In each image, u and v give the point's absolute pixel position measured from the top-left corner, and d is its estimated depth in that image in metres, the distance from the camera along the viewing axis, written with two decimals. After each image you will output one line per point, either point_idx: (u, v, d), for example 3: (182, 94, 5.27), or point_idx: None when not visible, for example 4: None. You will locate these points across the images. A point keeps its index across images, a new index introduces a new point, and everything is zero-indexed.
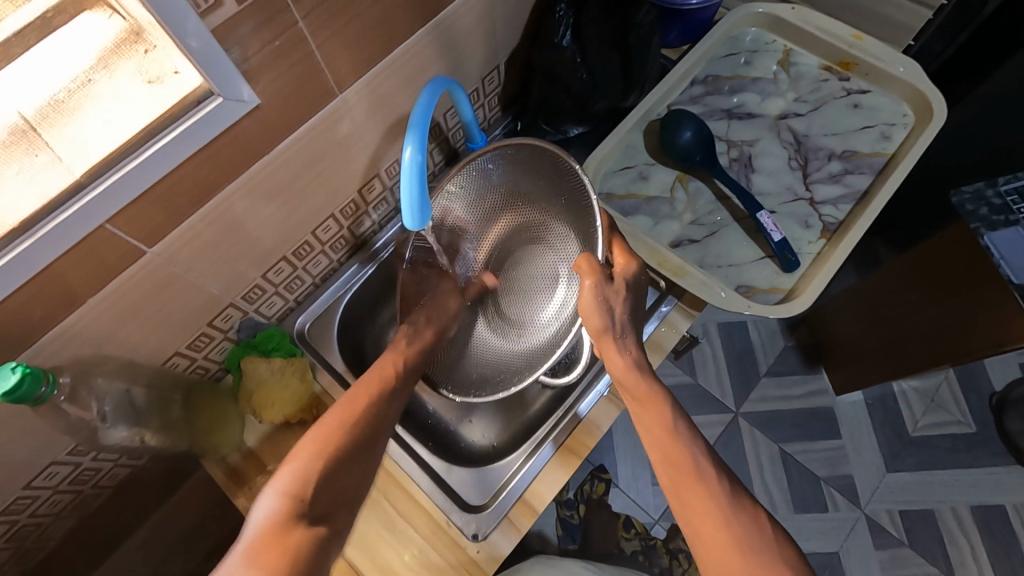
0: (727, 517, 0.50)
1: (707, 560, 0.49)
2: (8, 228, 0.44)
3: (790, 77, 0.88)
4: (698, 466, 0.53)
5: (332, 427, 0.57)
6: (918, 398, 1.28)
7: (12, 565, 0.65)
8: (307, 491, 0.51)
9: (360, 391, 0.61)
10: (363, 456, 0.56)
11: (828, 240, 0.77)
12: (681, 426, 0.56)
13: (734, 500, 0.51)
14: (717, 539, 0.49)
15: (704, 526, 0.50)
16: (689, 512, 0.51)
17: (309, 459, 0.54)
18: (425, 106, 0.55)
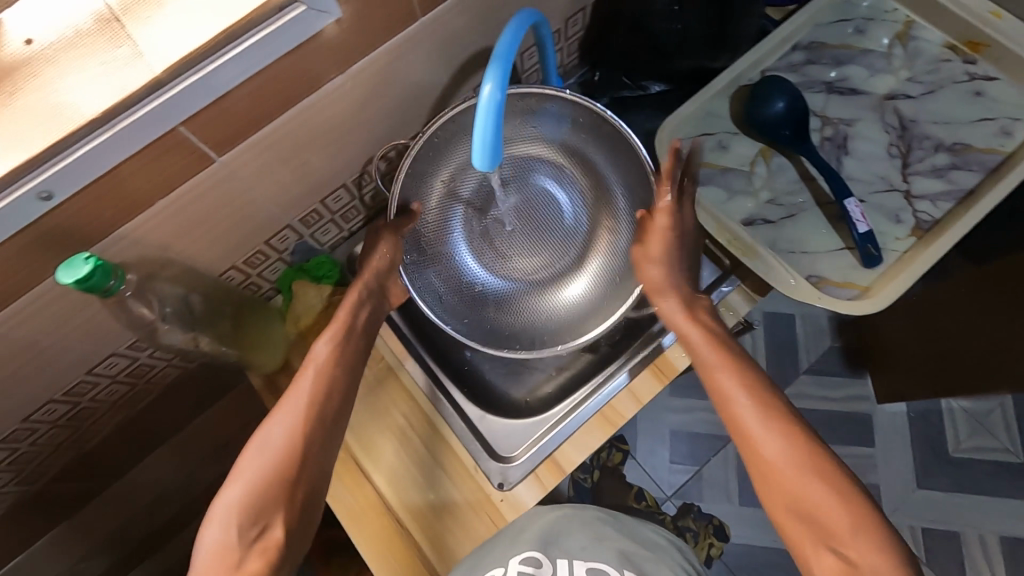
0: (797, 465, 0.47)
1: (778, 507, 0.48)
2: (88, 118, 0.43)
3: (907, 53, 0.79)
4: (765, 415, 0.50)
5: (267, 441, 0.50)
6: (966, 420, 1.21)
7: (70, 444, 0.70)
8: (252, 516, 0.47)
9: (299, 388, 0.53)
10: (311, 463, 0.50)
11: (918, 239, 0.71)
12: (747, 374, 0.52)
13: (806, 447, 0.48)
14: (793, 483, 0.47)
15: (773, 476, 0.48)
16: (758, 466, 0.49)
17: (250, 481, 0.48)
18: (509, 42, 0.51)
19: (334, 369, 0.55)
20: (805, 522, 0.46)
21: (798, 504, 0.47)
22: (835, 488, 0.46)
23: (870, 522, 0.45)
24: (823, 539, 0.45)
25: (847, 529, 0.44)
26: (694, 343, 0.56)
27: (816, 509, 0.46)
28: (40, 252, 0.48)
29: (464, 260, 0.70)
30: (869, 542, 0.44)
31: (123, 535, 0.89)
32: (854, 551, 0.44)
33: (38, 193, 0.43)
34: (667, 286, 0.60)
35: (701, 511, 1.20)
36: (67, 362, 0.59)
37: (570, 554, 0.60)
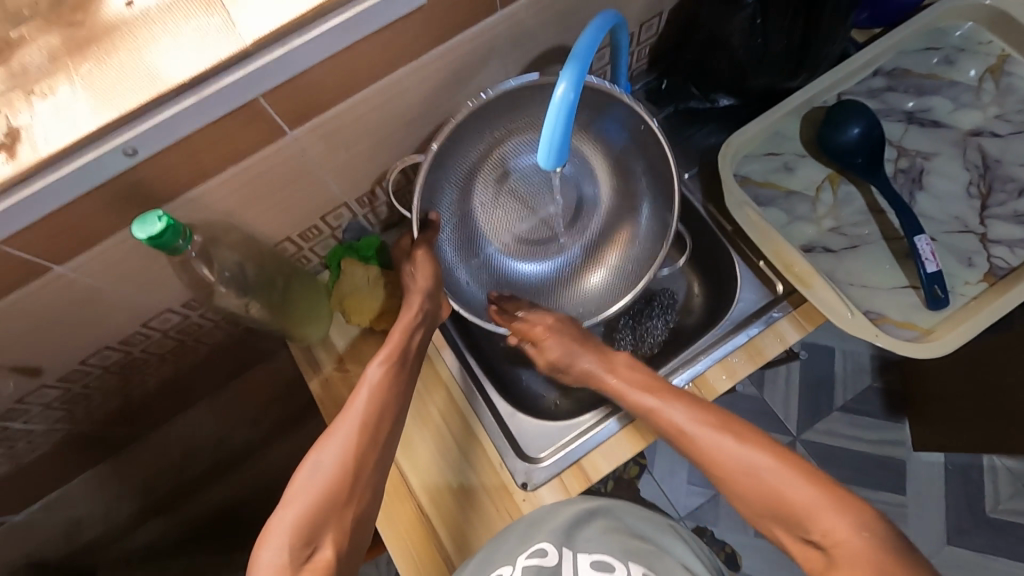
0: (746, 461, 0.48)
1: (763, 517, 0.47)
2: (177, 82, 0.44)
3: (998, 89, 0.74)
4: (700, 427, 0.52)
5: (320, 463, 0.49)
6: (1010, 480, 1.15)
7: (118, 389, 0.73)
8: (307, 534, 0.46)
9: (352, 411, 0.53)
10: (364, 484, 0.50)
11: (990, 286, 0.67)
12: (677, 398, 0.56)
13: (743, 441, 0.50)
14: (745, 481, 0.48)
15: (729, 480, 0.49)
16: (717, 479, 0.50)
17: (304, 503, 0.47)
18: (588, 43, 0.50)
19: (386, 393, 0.55)
20: (777, 519, 0.47)
21: (759, 502, 0.47)
22: (783, 470, 0.47)
23: (835, 497, 0.44)
24: (797, 530, 0.45)
25: (809, 511, 0.44)
26: (627, 392, 0.60)
27: (777, 501, 0.46)
28: (117, 205, 0.50)
29: (477, 230, 0.71)
30: (841, 518, 0.43)
31: (153, 483, 0.93)
32: (826, 536, 0.43)
33: (124, 149, 0.45)
34: (583, 366, 0.66)
35: (714, 537, 1.17)
36: (126, 312, 0.61)
37: (575, 546, 0.51)
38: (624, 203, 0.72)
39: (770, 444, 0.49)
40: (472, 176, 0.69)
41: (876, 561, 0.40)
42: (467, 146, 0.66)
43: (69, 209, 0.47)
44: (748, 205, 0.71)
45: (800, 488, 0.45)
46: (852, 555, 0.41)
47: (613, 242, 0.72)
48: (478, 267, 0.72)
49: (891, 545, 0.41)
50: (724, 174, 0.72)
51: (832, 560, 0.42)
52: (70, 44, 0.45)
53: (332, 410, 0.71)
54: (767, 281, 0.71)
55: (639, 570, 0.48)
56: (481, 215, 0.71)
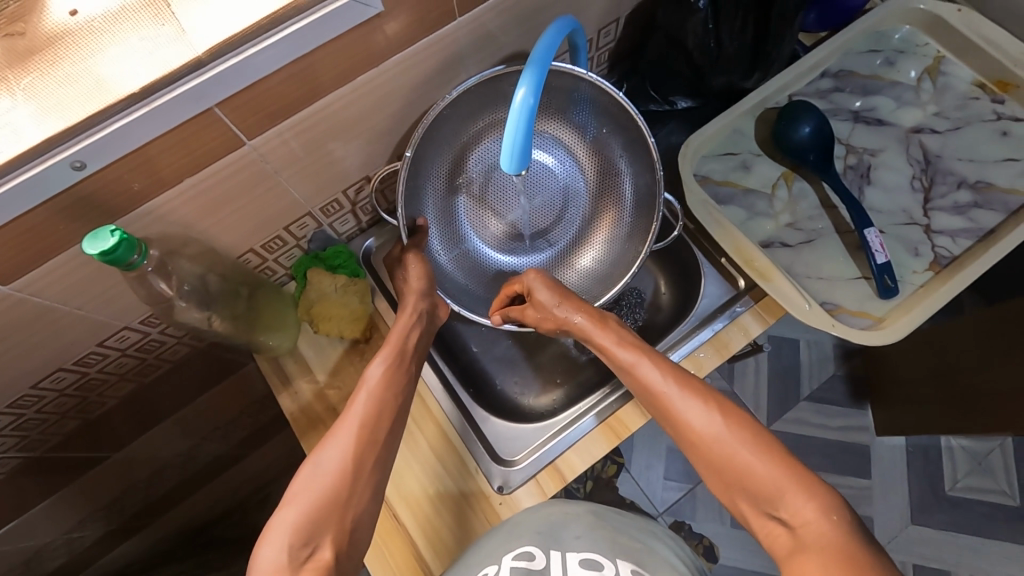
0: (726, 436, 0.49)
1: (729, 487, 0.48)
2: (126, 94, 0.44)
3: (936, 88, 0.79)
4: (684, 397, 0.53)
5: (322, 462, 0.48)
6: (965, 458, 1.21)
7: (75, 412, 0.70)
8: (307, 534, 0.44)
9: (352, 412, 0.52)
10: (365, 484, 0.49)
11: (935, 274, 0.70)
12: (663, 362, 0.56)
13: (725, 415, 0.50)
14: (716, 449, 0.49)
15: (704, 450, 0.50)
16: (692, 446, 0.51)
17: (307, 503, 0.46)
18: (547, 46, 0.51)
19: (386, 390, 0.55)
20: (745, 494, 0.48)
21: (731, 475, 0.48)
22: (760, 450, 0.48)
23: (806, 483, 0.45)
24: (764, 508, 0.46)
25: (780, 492, 0.45)
26: (612, 348, 0.60)
27: (750, 478, 0.47)
28: (67, 221, 0.48)
29: (465, 227, 0.73)
30: (809, 503, 0.44)
31: (117, 507, 0.89)
32: (792, 516, 0.44)
33: (71, 162, 0.44)
34: (570, 319, 0.63)
35: (692, 530, 1.20)
36: (81, 331, 0.59)
37: (563, 546, 0.53)
38: (606, 188, 0.73)
39: (751, 425, 0.50)
40: (452, 178, 0.71)
41: (839, 543, 0.41)
42: (439, 149, 0.68)
43: (14, 226, 0.45)
44: (709, 204, 0.73)
45: (771, 465, 0.47)
46: (818, 537, 0.42)
47: (597, 230, 0.74)
48: (468, 267, 0.74)
49: (853, 530, 0.42)
50: (684, 174, 0.74)
51: (796, 539, 0.43)
52: (10, 54, 0.42)
53: (303, 422, 0.70)
54: (729, 277, 0.73)
55: (627, 567, 0.50)
56: (467, 213, 0.73)
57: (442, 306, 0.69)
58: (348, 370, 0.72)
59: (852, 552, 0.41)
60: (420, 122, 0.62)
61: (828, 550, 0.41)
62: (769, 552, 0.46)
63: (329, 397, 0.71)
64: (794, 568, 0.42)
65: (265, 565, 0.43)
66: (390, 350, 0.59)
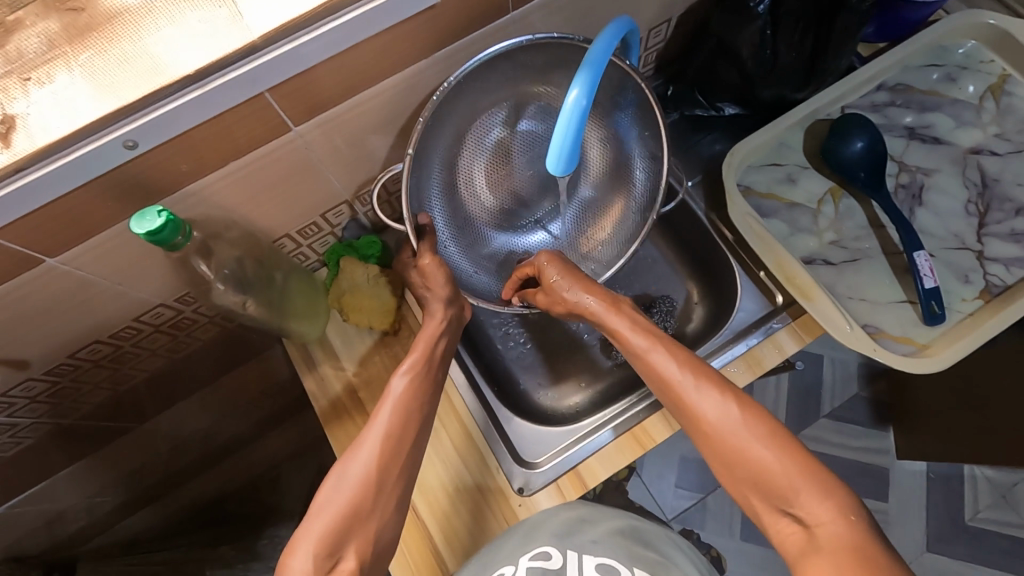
0: (740, 426, 0.46)
1: (738, 483, 0.46)
2: (183, 75, 0.43)
3: (998, 108, 0.75)
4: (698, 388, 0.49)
5: (345, 473, 0.47)
6: (988, 489, 1.17)
7: (107, 383, 0.71)
8: (334, 548, 0.44)
9: (378, 423, 0.51)
10: (389, 495, 0.48)
11: (985, 303, 0.68)
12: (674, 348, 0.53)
13: (742, 407, 0.47)
14: (726, 441, 0.46)
15: (714, 442, 0.47)
16: (701, 433, 0.48)
17: (331, 515, 0.45)
18: (603, 49, 0.49)
19: (412, 402, 0.53)
20: (757, 490, 0.45)
21: (743, 470, 0.45)
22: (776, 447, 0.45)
23: (822, 481, 0.42)
24: (777, 505, 0.44)
25: (795, 488, 0.43)
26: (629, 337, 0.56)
27: (763, 473, 0.44)
28: (113, 199, 0.48)
29: (468, 212, 0.68)
30: (825, 502, 0.42)
31: (138, 476, 0.91)
32: (809, 515, 0.42)
33: (124, 141, 0.44)
34: (582, 302, 0.61)
35: (700, 540, 1.19)
36: (119, 306, 0.60)
37: (581, 549, 0.52)
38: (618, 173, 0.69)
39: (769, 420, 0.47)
40: (452, 159, 0.64)
41: (855, 549, 0.39)
42: (441, 140, 0.62)
43: (64, 202, 0.45)
44: (752, 216, 0.71)
45: (786, 459, 0.44)
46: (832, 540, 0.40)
47: (605, 213, 0.71)
48: (478, 257, 0.70)
49: (872, 534, 0.40)
50: (728, 184, 0.72)
51: (812, 539, 0.41)
52: (71, 30, 0.43)
53: (327, 409, 0.71)
54: (767, 292, 0.71)
55: None
56: (470, 197, 0.68)
57: (467, 305, 0.67)
58: (374, 361, 0.72)
59: (869, 555, 0.38)
60: (424, 108, 0.57)
61: (845, 554, 0.39)
62: (782, 552, 0.43)
63: (352, 383, 0.72)
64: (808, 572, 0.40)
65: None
66: (421, 352, 0.58)
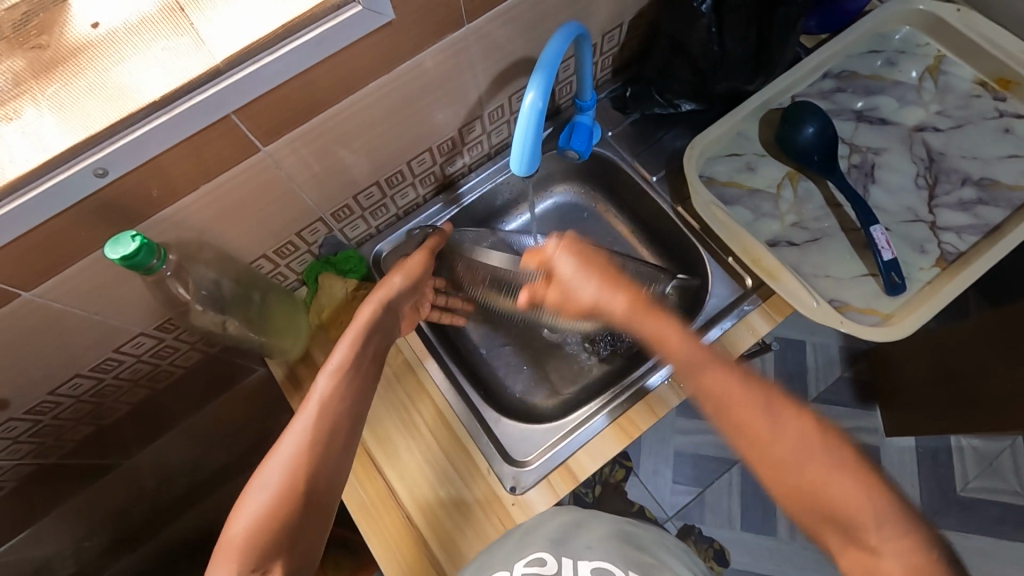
0: (817, 450, 0.43)
1: (807, 511, 0.43)
2: (149, 102, 0.45)
3: (937, 87, 0.79)
4: (771, 410, 0.45)
5: (268, 480, 0.49)
6: (975, 459, 1.20)
7: (90, 418, 0.70)
8: (253, 554, 0.46)
9: (302, 425, 0.52)
10: (313, 502, 0.50)
11: (942, 270, 0.71)
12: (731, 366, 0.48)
13: (817, 432, 0.44)
14: (800, 467, 0.43)
15: (773, 467, 0.44)
16: (758, 453, 0.45)
17: (253, 520, 0.47)
18: (555, 52, 0.52)
19: (339, 402, 0.54)
20: (830, 521, 0.42)
21: (817, 499, 0.42)
22: (849, 473, 0.42)
23: (893, 509, 0.41)
24: (850, 537, 0.41)
25: (872, 522, 0.40)
26: (673, 355, 0.50)
27: (840, 506, 0.42)
28: (88, 227, 0.49)
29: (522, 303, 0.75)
30: (902, 536, 0.40)
31: (127, 514, 0.90)
32: (882, 544, 0.40)
33: (94, 169, 0.45)
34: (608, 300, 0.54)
35: (701, 534, 1.19)
36: (99, 336, 0.60)
37: (576, 554, 0.52)
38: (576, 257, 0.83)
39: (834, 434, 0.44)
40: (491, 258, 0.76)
41: None
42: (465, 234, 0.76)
43: (37, 233, 0.46)
44: (715, 204, 0.73)
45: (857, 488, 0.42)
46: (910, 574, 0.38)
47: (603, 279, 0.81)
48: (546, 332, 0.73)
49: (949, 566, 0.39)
50: (690, 176, 0.75)
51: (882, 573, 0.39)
52: (36, 65, 0.44)
53: None
54: (737, 276, 0.74)
55: None
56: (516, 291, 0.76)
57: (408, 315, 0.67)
58: None
59: None
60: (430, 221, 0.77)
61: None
62: None
63: None
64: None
65: None
66: (352, 338, 0.58)
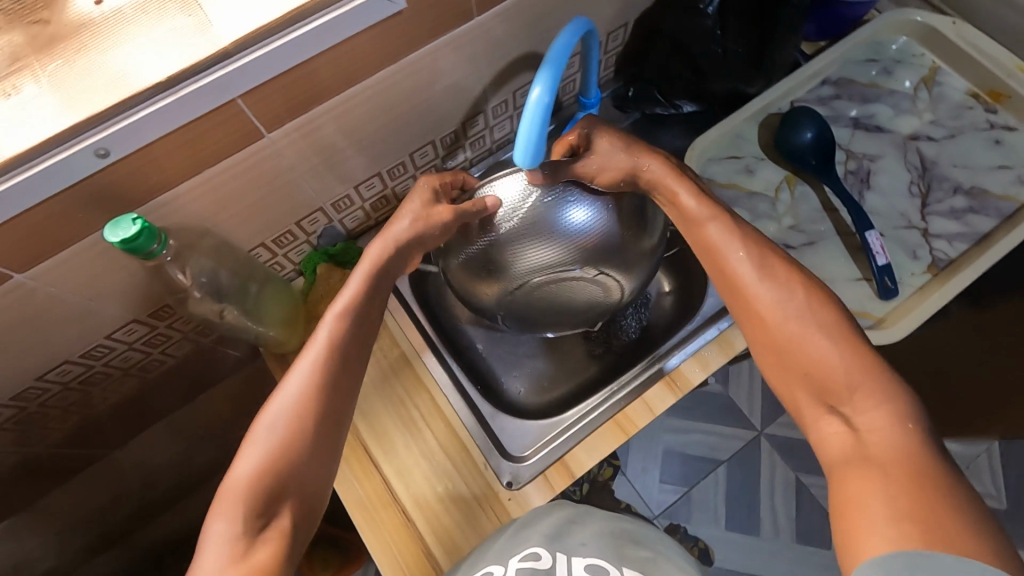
0: (797, 314, 0.49)
1: (792, 382, 0.48)
2: (154, 82, 0.44)
3: (931, 97, 0.81)
4: (768, 273, 0.51)
5: (274, 421, 0.49)
6: (954, 462, 1.23)
7: (77, 406, 0.69)
8: (259, 491, 0.46)
9: (309, 361, 0.53)
10: (318, 446, 0.50)
11: (933, 276, 0.72)
12: (737, 230, 0.55)
13: (803, 295, 0.49)
14: (784, 322, 0.49)
15: (770, 323, 0.49)
16: (751, 318, 0.51)
17: (262, 456, 0.48)
18: (564, 46, 0.51)
19: (345, 341, 0.55)
20: (810, 387, 0.47)
21: (799, 361, 0.47)
22: (840, 342, 0.47)
23: (873, 380, 0.44)
24: (828, 404, 0.45)
25: (852, 389, 0.44)
26: (701, 223, 0.57)
27: (816, 364, 0.46)
28: (85, 210, 0.48)
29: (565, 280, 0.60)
30: (879, 409, 0.43)
31: (112, 506, 0.88)
32: (859, 415, 0.43)
33: (94, 149, 0.44)
34: (645, 165, 0.59)
35: (687, 533, 1.21)
36: (91, 322, 0.59)
37: (570, 551, 0.52)
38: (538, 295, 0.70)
39: (836, 313, 0.49)
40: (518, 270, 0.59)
41: (908, 451, 0.40)
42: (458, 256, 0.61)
43: (34, 214, 0.45)
44: None
45: (837, 352, 0.46)
46: (883, 443, 0.41)
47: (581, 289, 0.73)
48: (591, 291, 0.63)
49: (926, 442, 0.41)
50: None
51: (860, 439, 0.42)
52: (37, 41, 0.44)
53: None
54: None
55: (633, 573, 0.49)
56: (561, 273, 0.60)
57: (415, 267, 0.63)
58: None
59: (919, 459, 0.39)
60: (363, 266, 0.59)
61: (893, 457, 0.40)
62: (820, 452, 0.45)
63: None
64: (850, 470, 0.41)
65: (218, 531, 0.44)
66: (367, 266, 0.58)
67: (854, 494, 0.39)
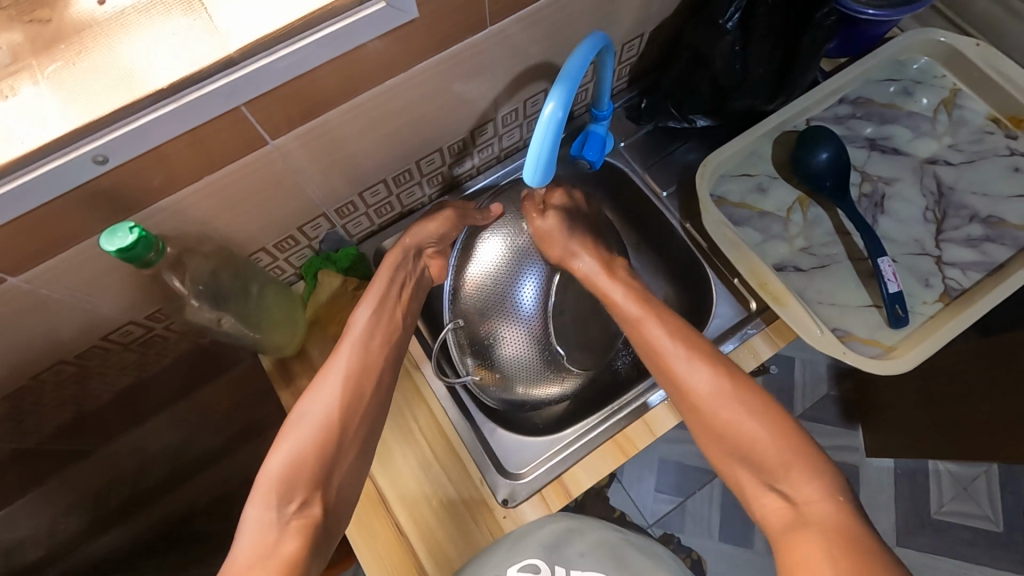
0: (726, 397, 0.54)
1: (731, 463, 0.53)
2: (155, 89, 0.42)
3: (951, 120, 0.79)
4: (690, 361, 0.57)
5: (307, 415, 0.54)
6: (951, 483, 1.22)
7: (71, 404, 0.68)
8: (290, 481, 0.50)
9: (337, 363, 0.58)
10: (349, 442, 0.55)
11: (945, 306, 0.71)
12: (666, 321, 0.60)
13: (730, 380, 0.55)
14: (716, 408, 0.54)
15: (702, 410, 0.54)
16: (686, 405, 0.56)
17: (296, 448, 0.52)
18: (579, 64, 0.50)
19: (365, 344, 0.60)
20: (746, 464, 0.51)
21: (733, 442, 0.52)
22: (768, 421, 0.52)
23: (804, 459, 0.49)
24: (766, 480, 0.50)
25: (785, 468, 0.49)
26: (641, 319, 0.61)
27: (750, 446, 0.51)
28: (81, 214, 0.46)
29: (528, 313, 0.70)
30: (812, 481, 0.48)
31: (104, 499, 0.87)
32: (794, 491, 0.48)
33: (93, 156, 0.42)
34: (582, 262, 0.69)
35: (680, 543, 1.20)
36: (86, 323, 0.58)
37: (568, 564, 0.52)
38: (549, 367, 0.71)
39: (758, 396, 0.54)
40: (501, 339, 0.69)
41: (837, 521, 0.45)
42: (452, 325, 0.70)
43: (28, 219, 0.43)
44: (725, 224, 0.73)
45: (766, 433, 0.51)
46: (818, 513, 0.46)
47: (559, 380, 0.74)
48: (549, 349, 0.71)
49: (856, 513, 0.46)
50: (702, 194, 0.74)
51: (796, 513, 0.47)
52: (37, 41, 0.42)
53: None
54: (742, 298, 0.73)
55: None
56: (528, 300, 0.70)
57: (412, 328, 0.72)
58: None
59: (847, 526, 0.45)
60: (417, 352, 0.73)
61: (828, 526, 0.45)
62: (764, 526, 0.49)
63: None
64: (793, 540, 0.45)
65: (253, 520, 0.49)
66: (371, 301, 0.63)
67: (795, 563, 0.44)
